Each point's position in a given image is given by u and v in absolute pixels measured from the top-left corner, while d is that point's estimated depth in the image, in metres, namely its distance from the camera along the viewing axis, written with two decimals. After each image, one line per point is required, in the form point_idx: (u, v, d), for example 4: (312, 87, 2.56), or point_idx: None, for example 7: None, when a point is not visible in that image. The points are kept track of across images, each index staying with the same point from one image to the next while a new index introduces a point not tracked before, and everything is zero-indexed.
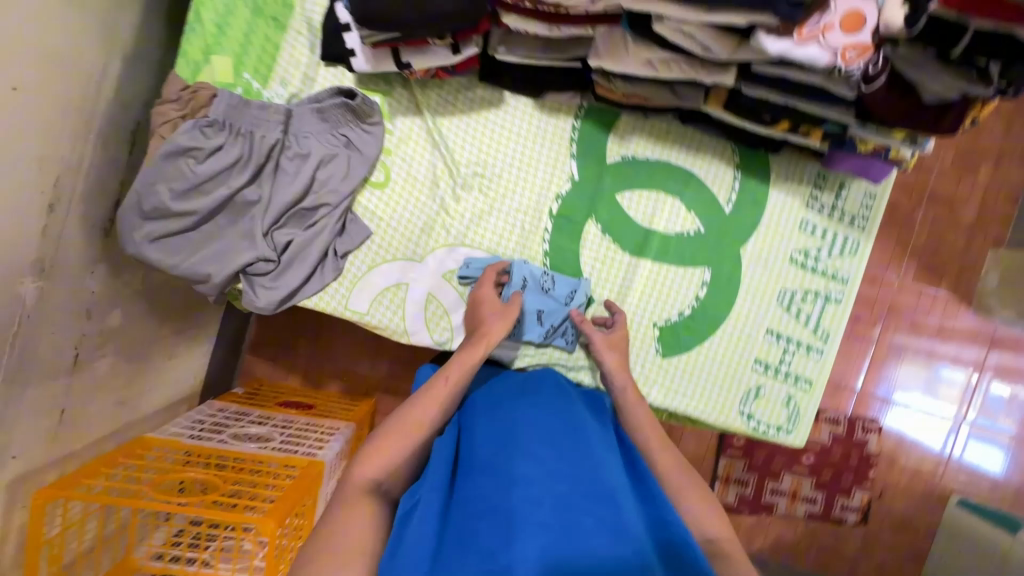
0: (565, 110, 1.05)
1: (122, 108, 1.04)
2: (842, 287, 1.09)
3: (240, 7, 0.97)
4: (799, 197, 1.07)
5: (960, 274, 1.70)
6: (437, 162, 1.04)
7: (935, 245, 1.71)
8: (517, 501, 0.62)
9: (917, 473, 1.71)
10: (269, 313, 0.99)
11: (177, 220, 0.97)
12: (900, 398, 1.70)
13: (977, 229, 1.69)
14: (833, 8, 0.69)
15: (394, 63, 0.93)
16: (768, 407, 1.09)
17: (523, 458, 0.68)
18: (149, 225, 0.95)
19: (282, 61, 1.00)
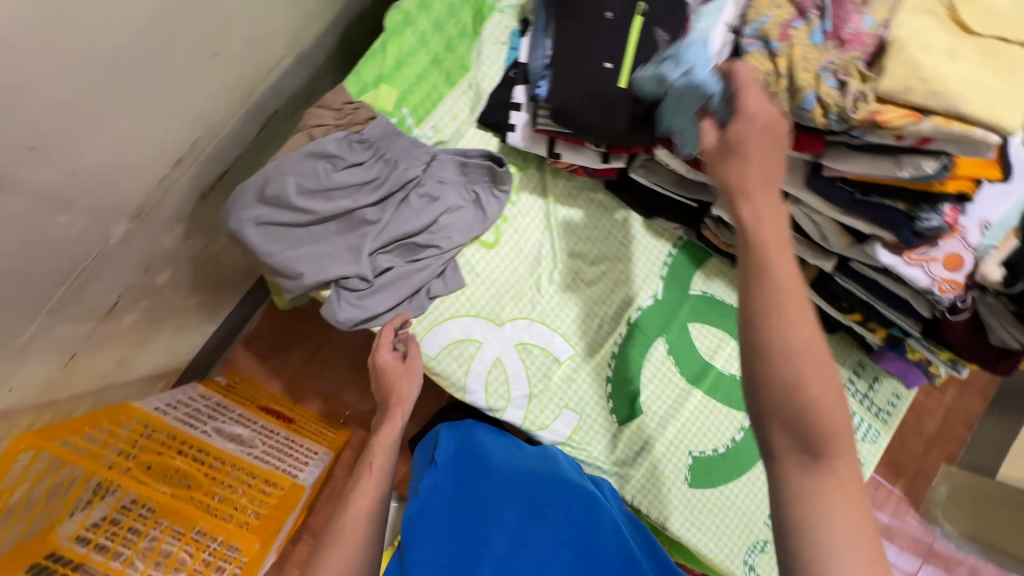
0: (666, 236, 1.15)
1: (273, 95, 1.07)
2: (858, 469, 1.17)
3: (422, 54, 1.07)
4: (839, 377, 1.18)
5: (914, 479, 1.62)
6: (544, 242, 1.11)
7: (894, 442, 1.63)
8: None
9: None
10: (345, 328, 0.99)
11: (288, 214, 0.97)
12: None
13: (935, 441, 1.63)
14: (941, 246, 0.82)
15: (546, 149, 1.02)
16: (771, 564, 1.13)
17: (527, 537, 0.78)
18: (264, 210, 0.95)
19: (440, 110, 1.09)
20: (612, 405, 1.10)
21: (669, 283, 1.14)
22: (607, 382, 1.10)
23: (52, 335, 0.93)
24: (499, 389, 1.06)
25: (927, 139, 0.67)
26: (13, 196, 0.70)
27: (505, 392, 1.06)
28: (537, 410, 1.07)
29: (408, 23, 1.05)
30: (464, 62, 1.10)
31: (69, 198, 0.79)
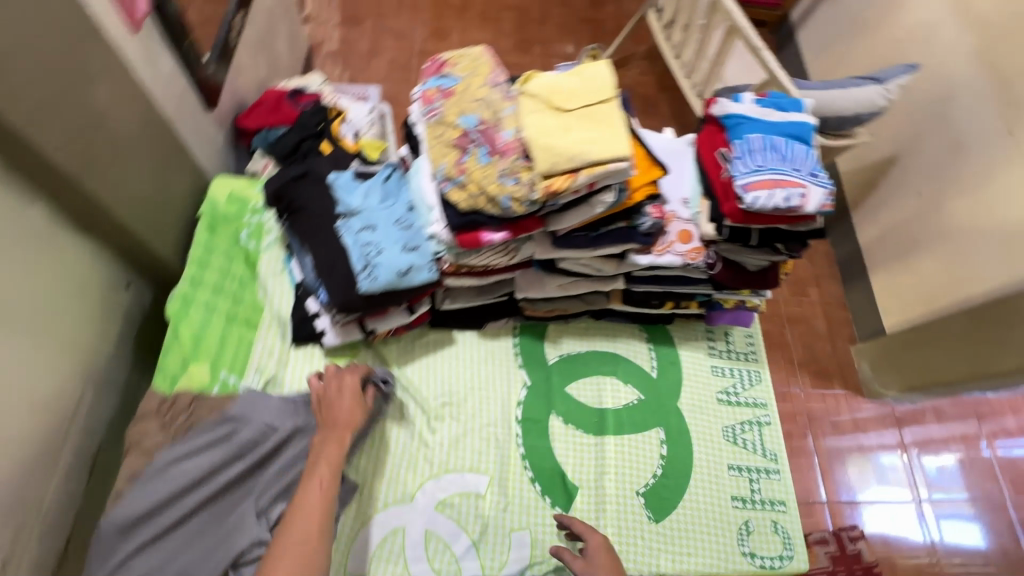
0: (504, 331, 1.28)
1: (89, 434, 1.06)
2: (766, 410, 1.30)
3: (216, 320, 1.14)
4: (701, 350, 1.34)
5: (842, 367, 1.54)
6: (408, 403, 1.17)
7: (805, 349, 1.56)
8: None
9: None
10: None
11: (150, 533, 0.93)
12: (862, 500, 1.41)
13: (830, 326, 1.59)
14: (670, 231, 1.03)
15: (360, 331, 1.12)
16: (764, 539, 1.17)
17: None
18: (128, 542, 0.92)
19: (256, 353, 1.15)
20: (550, 498, 1.13)
21: (530, 366, 1.25)
22: (533, 482, 1.14)
23: None
24: (445, 556, 1.05)
25: (593, 182, 0.88)
26: None
27: (451, 557, 1.05)
28: (489, 551, 1.07)
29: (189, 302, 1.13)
30: (257, 304, 1.19)
31: None
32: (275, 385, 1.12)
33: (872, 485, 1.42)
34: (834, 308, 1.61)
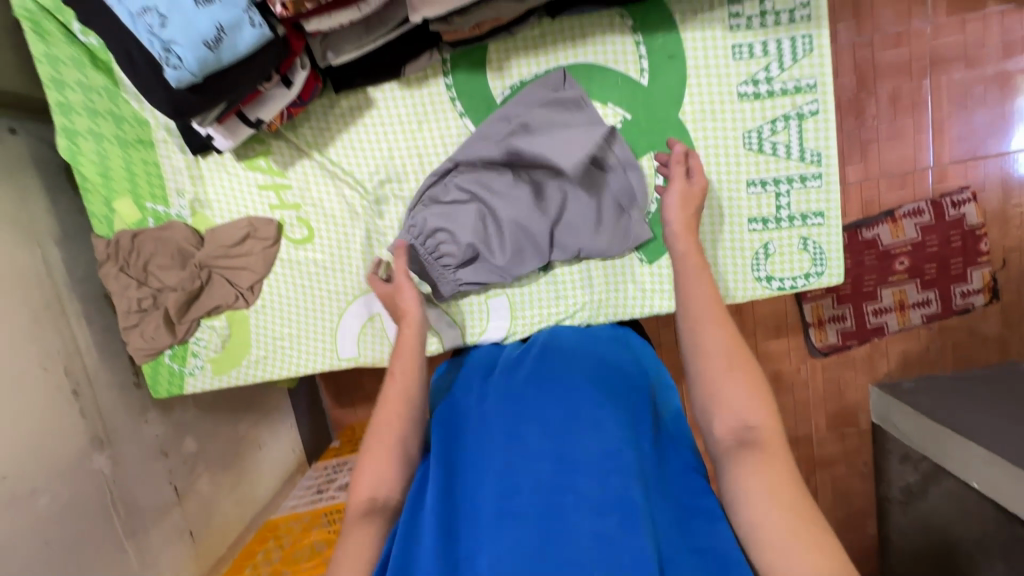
0: (431, 73, 0.96)
1: (84, 281, 1.13)
2: (813, 97, 0.92)
3: (109, 147, 1.00)
4: (717, 25, 0.91)
5: (903, 38, 1.74)
6: (346, 191, 1.02)
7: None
8: (547, 468, 0.65)
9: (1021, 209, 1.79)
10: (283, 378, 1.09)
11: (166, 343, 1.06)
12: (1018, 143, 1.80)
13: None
14: None
15: (247, 125, 0.91)
16: (786, 260, 0.98)
17: (569, 420, 0.69)
18: (149, 351, 1.06)
19: (168, 175, 1.02)
20: None
21: (474, 112, 0.97)
22: None
23: (153, 537, 1.21)
24: None
25: None
26: None
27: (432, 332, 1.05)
28: (468, 320, 1.04)
29: (74, 133, 0.99)
30: (139, 117, 1.00)
31: (28, 486, 0.97)
32: (202, 205, 1.03)
33: None
34: None
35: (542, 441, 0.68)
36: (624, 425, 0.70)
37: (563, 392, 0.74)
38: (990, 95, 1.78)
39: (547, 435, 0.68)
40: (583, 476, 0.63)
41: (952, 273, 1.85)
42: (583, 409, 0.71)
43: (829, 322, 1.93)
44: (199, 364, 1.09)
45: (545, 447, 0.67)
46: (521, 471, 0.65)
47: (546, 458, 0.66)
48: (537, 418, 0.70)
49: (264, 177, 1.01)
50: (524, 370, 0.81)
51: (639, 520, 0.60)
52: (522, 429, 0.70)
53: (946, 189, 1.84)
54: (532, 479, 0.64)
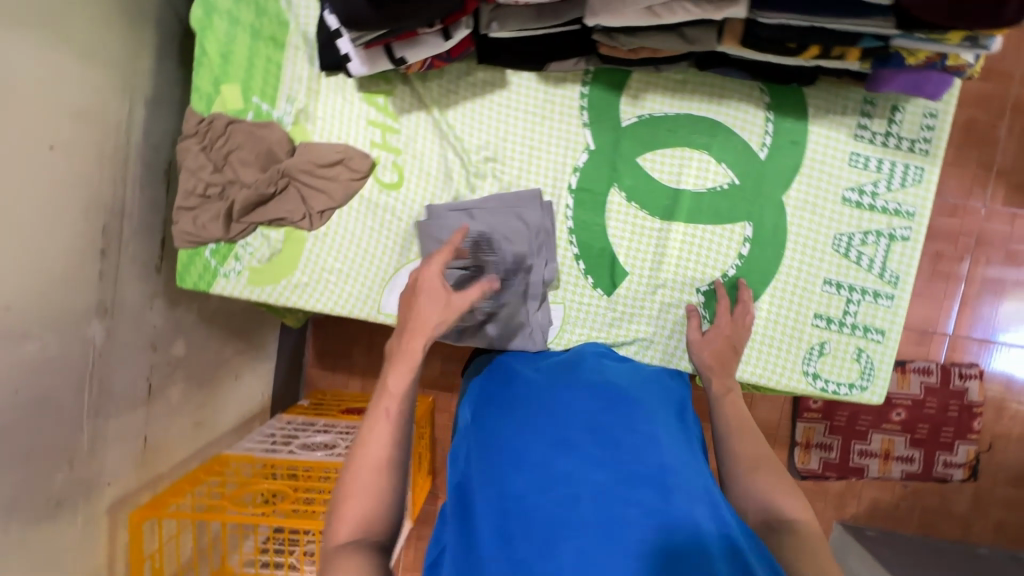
0: (570, 78, 1.00)
1: (152, 149, 1.10)
2: (908, 223, 0.97)
3: (240, 33, 1.00)
4: (844, 130, 0.96)
5: (956, 210, 1.86)
6: (448, 155, 1.02)
7: (974, 177, 1.85)
8: (599, 477, 0.66)
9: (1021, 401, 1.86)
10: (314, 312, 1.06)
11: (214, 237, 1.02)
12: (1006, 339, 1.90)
13: (964, 173, 1.85)
14: None
15: (389, 60, 0.92)
16: (836, 364, 1.00)
17: (617, 435, 0.73)
18: (193, 238, 1.02)
19: (286, 79, 1.02)
20: (593, 279, 1.02)
21: (598, 126, 0.99)
22: (578, 261, 1.02)
23: (109, 428, 1.13)
24: None
25: None
26: None
27: None
28: None
29: (213, 9, 1.00)
30: (282, 16, 1.00)
31: (23, 326, 0.90)
32: (306, 118, 1.02)
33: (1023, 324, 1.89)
34: (985, 159, 1.84)
35: (596, 450, 0.70)
36: (675, 453, 0.73)
37: (611, 412, 0.77)
38: (1018, 289, 1.88)
39: (601, 446, 0.71)
40: (641, 489, 0.65)
41: (942, 440, 1.90)
42: (631, 428, 0.74)
43: (815, 447, 1.95)
44: (237, 269, 1.05)
45: (599, 455, 0.69)
46: (576, 473, 0.66)
47: (602, 465, 0.68)
48: (587, 429, 0.73)
49: (376, 114, 1.01)
50: (574, 380, 0.84)
51: (700, 538, 0.60)
52: (574, 435, 0.72)
53: (957, 360, 1.91)
54: (589, 485, 0.65)
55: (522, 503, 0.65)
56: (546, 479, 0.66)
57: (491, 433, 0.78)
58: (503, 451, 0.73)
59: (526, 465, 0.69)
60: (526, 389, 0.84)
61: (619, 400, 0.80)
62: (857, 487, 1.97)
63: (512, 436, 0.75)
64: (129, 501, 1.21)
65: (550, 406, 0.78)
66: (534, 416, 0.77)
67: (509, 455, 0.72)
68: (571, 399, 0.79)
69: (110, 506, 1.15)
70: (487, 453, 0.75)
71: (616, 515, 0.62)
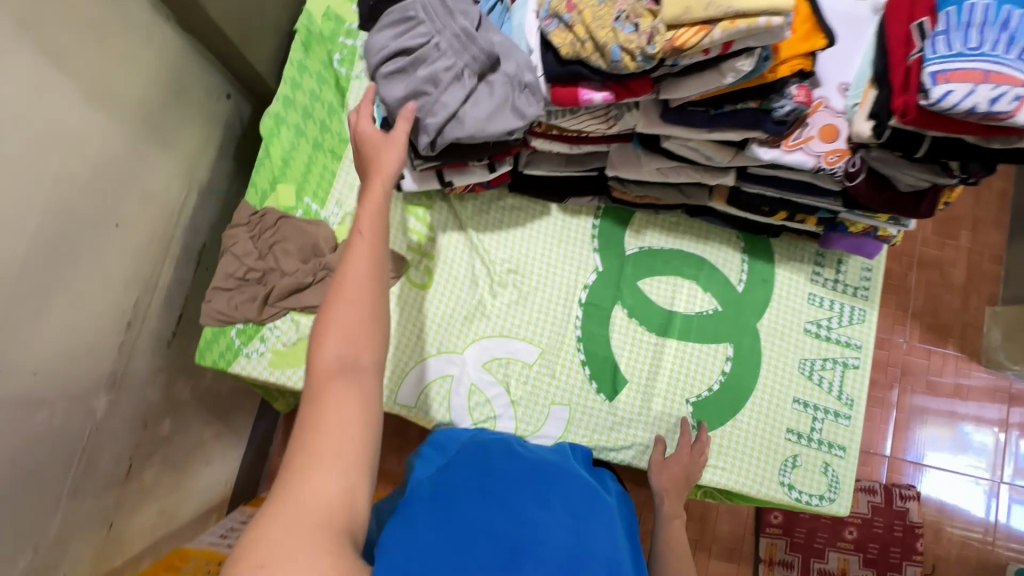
0: (584, 211, 1.19)
1: (193, 232, 1.18)
2: (857, 354, 1.16)
3: (303, 144, 1.15)
4: (802, 274, 1.18)
5: (882, 343, 2.16)
6: (474, 263, 1.16)
7: (894, 316, 2.18)
8: (562, 545, 0.69)
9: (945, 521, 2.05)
10: None
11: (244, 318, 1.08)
12: (938, 466, 2.10)
13: (885, 311, 2.18)
14: (810, 124, 0.85)
15: (438, 182, 1.08)
16: (807, 476, 1.12)
17: (586, 512, 0.76)
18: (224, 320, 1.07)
19: (338, 185, 1.15)
20: (597, 384, 1.12)
21: (606, 252, 1.17)
22: (584, 366, 1.13)
23: (82, 512, 1.05)
24: (483, 410, 1.10)
25: (728, 43, 0.71)
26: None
27: (490, 411, 1.11)
28: (526, 415, 1.11)
29: (282, 123, 1.15)
30: (343, 134, 1.17)
31: (41, 394, 0.88)
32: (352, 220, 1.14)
33: (947, 449, 2.11)
34: (901, 302, 2.19)
35: (566, 517, 0.74)
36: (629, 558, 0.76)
37: (581, 488, 0.81)
38: (940, 416, 2.13)
39: (572, 516, 0.74)
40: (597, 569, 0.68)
41: (891, 561, 2.00)
42: (599, 509, 0.79)
43: (778, 565, 1.99)
44: (260, 350, 1.09)
45: (569, 527, 0.72)
46: (544, 539, 0.69)
47: (568, 536, 0.71)
48: (563, 498, 0.77)
49: (415, 223, 1.15)
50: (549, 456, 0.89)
51: None
52: (551, 497, 0.76)
53: (897, 481, 2.08)
54: (557, 543, 0.69)
55: (491, 534, 0.69)
56: (519, 529, 0.70)
57: (467, 474, 0.80)
58: (477, 496, 0.75)
59: (504, 509, 0.73)
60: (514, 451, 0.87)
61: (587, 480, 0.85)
62: None
63: (488, 487, 0.77)
64: None
65: (529, 468, 0.82)
66: (514, 469, 0.80)
67: (481, 503, 0.74)
68: (547, 467, 0.83)
69: None
70: (460, 493, 0.76)
71: None
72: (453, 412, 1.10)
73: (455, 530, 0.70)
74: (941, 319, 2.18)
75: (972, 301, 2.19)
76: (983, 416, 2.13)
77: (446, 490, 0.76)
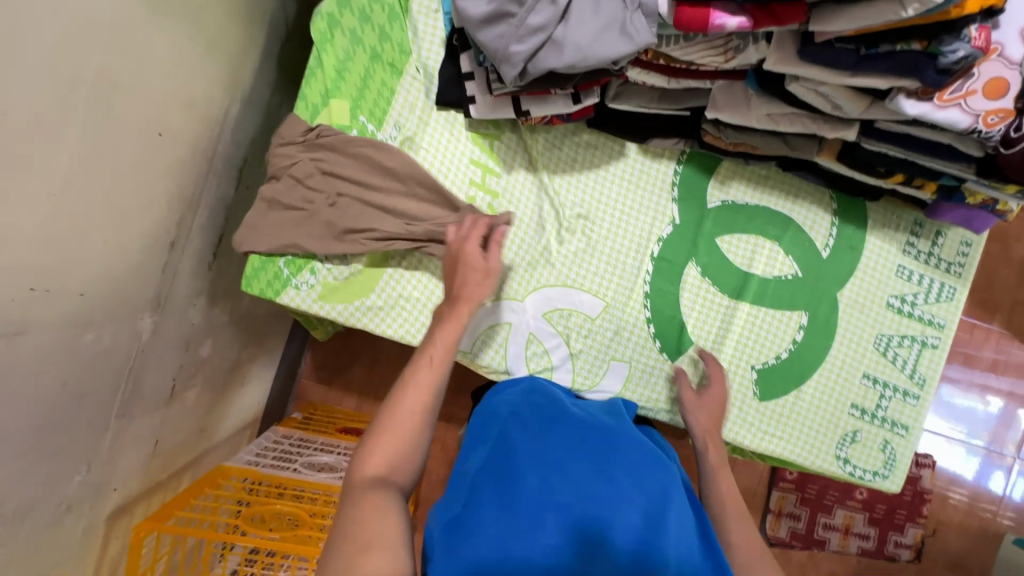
0: (666, 155, 1.07)
1: (235, 146, 1.07)
2: (938, 334, 1.09)
3: (360, 54, 1.02)
4: (895, 244, 1.09)
5: None
6: (541, 205, 1.06)
7: None
8: (633, 516, 0.66)
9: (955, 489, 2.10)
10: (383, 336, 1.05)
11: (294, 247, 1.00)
12: (957, 438, 2.11)
13: None
14: (976, 76, 0.72)
15: (512, 110, 0.96)
16: (865, 452, 1.09)
17: (655, 491, 0.71)
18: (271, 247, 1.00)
19: (397, 105, 1.03)
20: (660, 343, 1.07)
21: (686, 203, 1.07)
22: (649, 324, 1.07)
23: (130, 431, 1.04)
24: (540, 362, 1.06)
25: None
26: (48, 337, 0.76)
27: (547, 363, 1.06)
28: (585, 369, 1.06)
29: (337, 26, 1.01)
30: (404, 44, 1.02)
31: (88, 316, 0.83)
32: (410, 146, 1.03)
33: (972, 423, 2.11)
34: None
35: (637, 496, 0.69)
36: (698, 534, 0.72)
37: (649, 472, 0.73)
38: (970, 391, 2.11)
39: (639, 492, 0.70)
40: (669, 553, 0.64)
41: (895, 521, 2.07)
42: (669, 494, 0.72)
43: (786, 516, 2.06)
44: (310, 283, 1.02)
45: (638, 502, 0.68)
46: (614, 508, 0.66)
47: (639, 509, 0.68)
48: (630, 478, 0.71)
49: (480, 155, 1.04)
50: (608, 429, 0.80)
51: None
52: (618, 473, 0.71)
53: (915, 448, 2.10)
54: (625, 523, 0.66)
55: (561, 505, 0.65)
56: (587, 501, 0.66)
57: (520, 446, 0.74)
58: (534, 463, 0.71)
59: (570, 479, 0.68)
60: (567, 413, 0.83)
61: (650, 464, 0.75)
62: (818, 558, 2.09)
63: (545, 453, 0.72)
64: (128, 511, 1.10)
65: (591, 456, 0.72)
66: (572, 449, 0.73)
67: (542, 471, 0.70)
68: (609, 446, 0.75)
69: (111, 515, 1.05)
70: (515, 460, 0.71)
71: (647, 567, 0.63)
72: (510, 362, 1.05)
73: (517, 503, 0.66)
74: (992, 294, 2.10)
75: None
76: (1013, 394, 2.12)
77: (511, 448, 0.73)
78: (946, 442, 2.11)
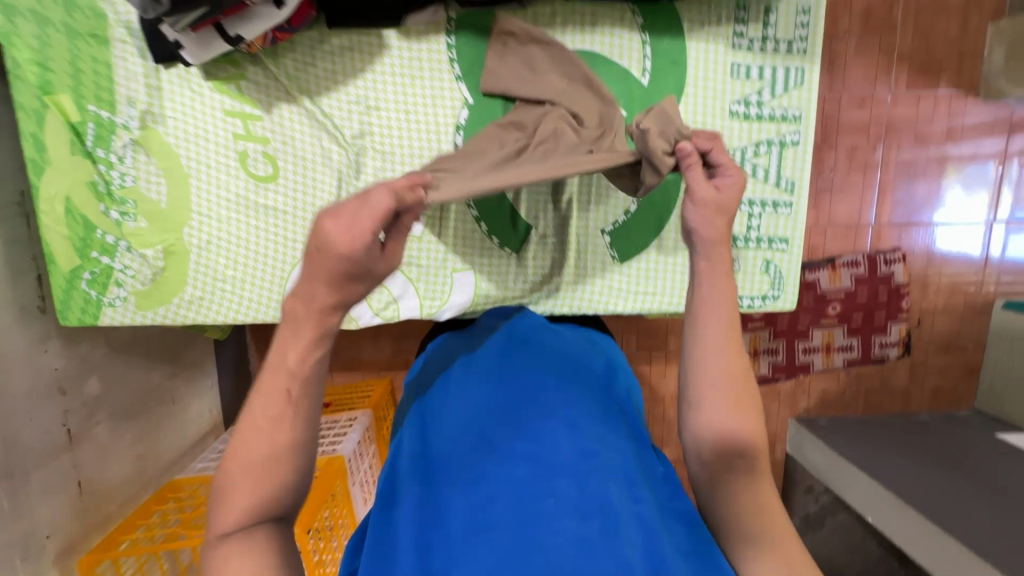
0: (433, 30, 0.93)
1: None
2: (797, 128, 0.96)
3: (53, 34, 0.87)
4: (721, 40, 0.93)
5: (867, 101, 1.89)
6: (322, 137, 0.95)
7: (881, 63, 1.86)
8: (512, 478, 0.64)
9: (930, 273, 2.01)
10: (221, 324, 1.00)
11: None
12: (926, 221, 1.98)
13: (870, 59, 1.86)
14: None
15: (223, 40, 0.83)
16: (748, 279, 1.01)
17: (539, 429, 0.69)
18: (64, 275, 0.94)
19: (120, 78, 0.91)
20: (498, 239, 1.01)
21: (472, 76, 0.95)
22: (478, 224, 1.00)
23: (32, 484, 1.07)
24: (382, 296, 1.00)
25: None
26: None
27: (389, 295, 1.00)
28: (429, 292, 1.00)
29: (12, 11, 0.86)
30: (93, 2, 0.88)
31: None
32: (155, 120, 0.93)
33: (940, 200, 1.96)
34: (888, 43, 1.85)
35: (518, 445, 0.68)
36: (599, 433, 0.70)
37: (535, 405, 0.72)
38: (931, 169, 1.94)
39: (523, 440, 0.68)
40: (560, 493, 0.62)
41: (876, 324, 2.01)
42: (556, 417, 0.71)
43: (765, 354, 2.03)
44: (122, 296, 0.97)
45: (518, 449, 0.67)
46: (494, 475, 0.65)
47: (522, 459, 0.66)
48: (512, 428, 0.70)
49: (232, 103, 0.93)
50: (497, 371, 0.80)
51: (619, 529, 0.60)
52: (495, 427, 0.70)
53: (882, 247, 1.99)
54: (506, 482, 0.64)
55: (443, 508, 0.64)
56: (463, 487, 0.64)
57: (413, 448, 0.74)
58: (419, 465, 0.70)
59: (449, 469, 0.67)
60: (459, 379, 0.80)
61: (532, 394, 0.74)
62: (806, 383, 2.07)
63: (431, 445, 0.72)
64: (78, 548, 1.16)
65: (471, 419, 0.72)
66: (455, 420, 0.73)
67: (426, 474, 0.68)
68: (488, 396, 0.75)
69: (58, 557, 1.11)
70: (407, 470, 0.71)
71: (538, 521, 0.60)
72: (350, 306, 1.00)
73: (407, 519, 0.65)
74: (934, 55, 1.86)
75: (971, 23, 1.85)
76: (979, 157, 1.94)
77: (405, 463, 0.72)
78: (915, 229, 1.98)
